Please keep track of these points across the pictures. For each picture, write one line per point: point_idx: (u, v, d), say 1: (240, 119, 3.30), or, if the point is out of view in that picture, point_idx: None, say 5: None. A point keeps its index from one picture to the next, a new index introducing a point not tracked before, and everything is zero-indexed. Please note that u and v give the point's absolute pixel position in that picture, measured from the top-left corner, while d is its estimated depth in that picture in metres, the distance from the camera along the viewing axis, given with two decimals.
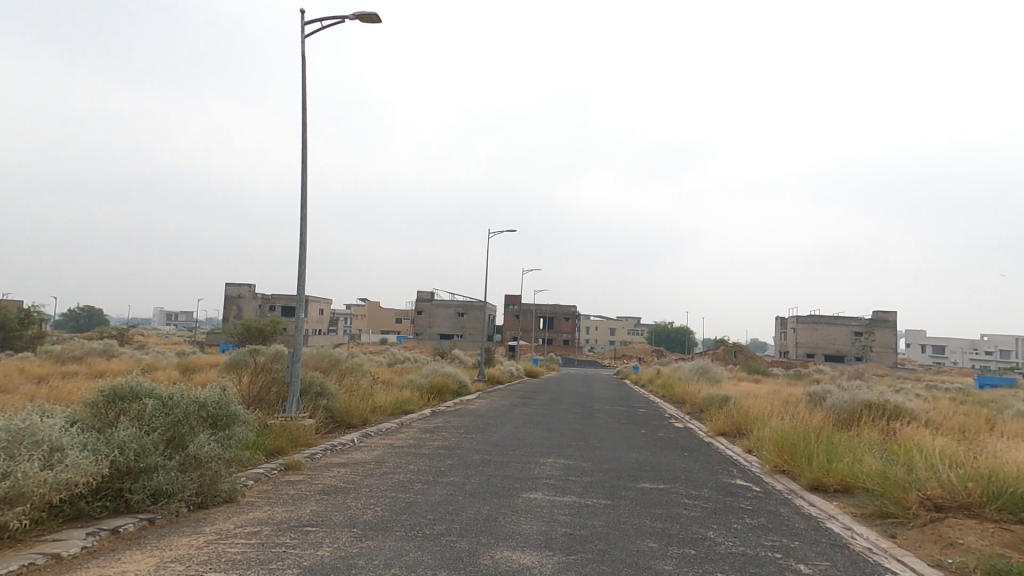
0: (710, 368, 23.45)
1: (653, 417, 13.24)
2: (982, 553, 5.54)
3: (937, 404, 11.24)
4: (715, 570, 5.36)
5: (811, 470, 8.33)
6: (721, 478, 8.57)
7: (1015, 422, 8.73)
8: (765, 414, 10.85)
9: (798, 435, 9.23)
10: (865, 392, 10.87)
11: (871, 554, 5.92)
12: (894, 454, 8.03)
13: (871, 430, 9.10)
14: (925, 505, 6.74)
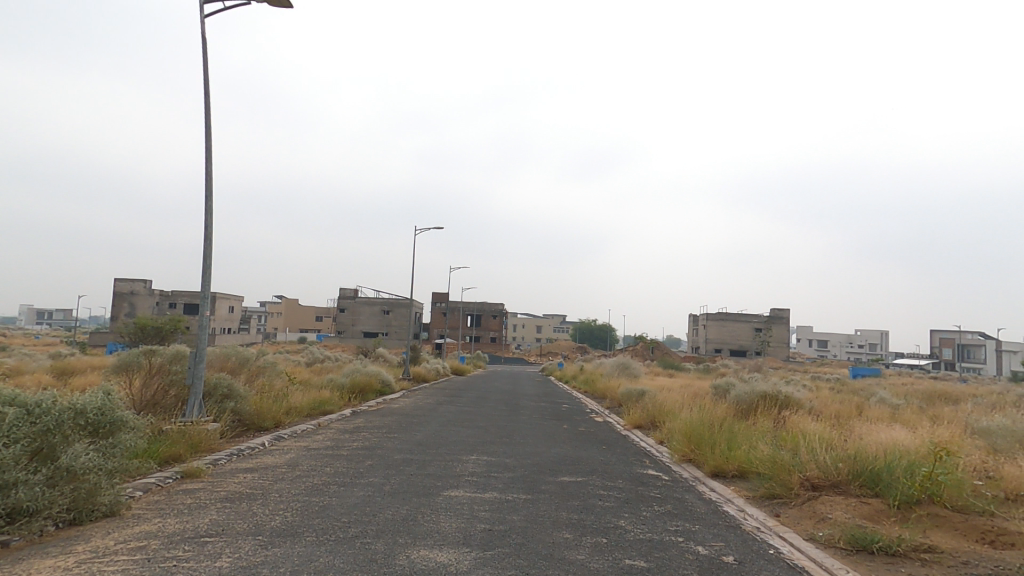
0: (630, 363, 24.66)
1: (575, 412, 13.72)
2: (846, 526, 6.30)
3: (821, 393, 12.56)
4: (624, 556, 5.69)
5: (714, 457, 9.02)
6: (634, 469, 9.06)
7: (879, 407, 10.00)
8: (676, 406, 11.59)
9: (703, 426, 9.97)
10: (762, 384, 11.93)
11: (759, 532, 6.52)
12: (782, 441, 8.89)
13: (765, 419, 10.01)
14: (805, 485, 7.54)
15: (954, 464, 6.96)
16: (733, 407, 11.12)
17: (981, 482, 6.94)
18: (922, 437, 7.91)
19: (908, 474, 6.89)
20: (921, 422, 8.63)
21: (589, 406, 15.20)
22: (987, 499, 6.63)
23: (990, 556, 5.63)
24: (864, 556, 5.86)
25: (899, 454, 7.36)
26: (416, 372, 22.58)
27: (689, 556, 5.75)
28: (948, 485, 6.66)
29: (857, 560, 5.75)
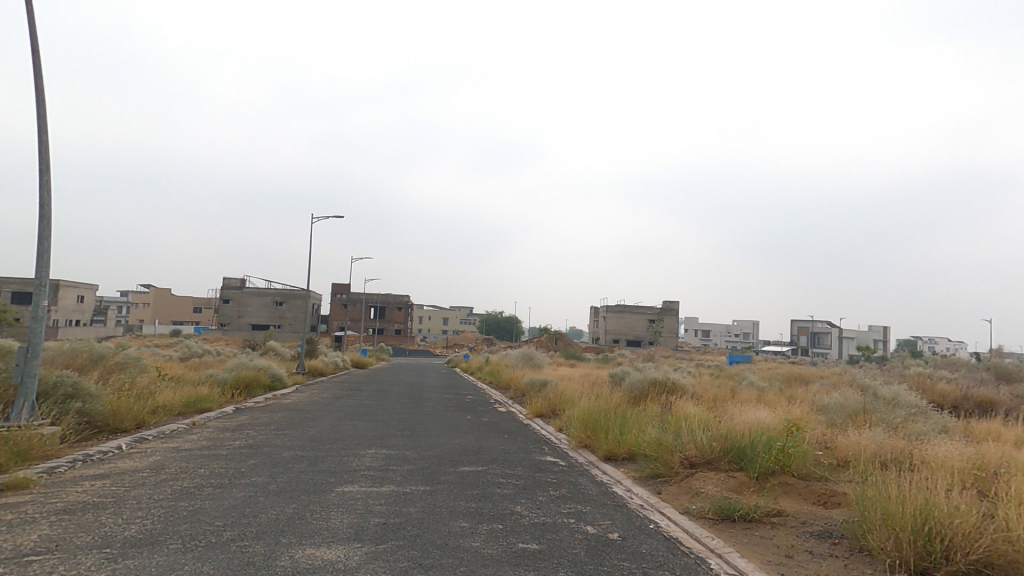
0: (536, 354, 25.37)
1: (478, 402, 13.87)
2: (715, 498, 6.98)
3: (702, 379, 13.79)
4: (517, 540, 5.85)
5: (607, 442, 9.54)
6: (533, 457, 9.35)
7: (748, 391, 11.17)
8: (575, 395, 12.11)
9: (599, 413, 10.49)
10: (653, 372, 12.83)
11: (642, 509, 7.02)
12: (667, 424, 9.62)
13: (654, 404, 10.77)
14: (684, 463, 8.23)
15: (801, 438, 7.98)
16: (626, 394, 11.85)
17: (821, 452, 8.04)
18: (778, 416, 8.97)
19: (766, 448, 7.77)
20: (779, 402, 9.78)
21: (494, 396, 15.44)
22: (824, 466, 7.68)
23: (823, 516, 6.57)
24: (727, 524, 6.53)
25: (760, 431, 8.28)
26: (313, 365, 21.52)
27: (578, 536, 6.05)
28: (796, 456, 7.63)
29: (721, 528, 6.40)
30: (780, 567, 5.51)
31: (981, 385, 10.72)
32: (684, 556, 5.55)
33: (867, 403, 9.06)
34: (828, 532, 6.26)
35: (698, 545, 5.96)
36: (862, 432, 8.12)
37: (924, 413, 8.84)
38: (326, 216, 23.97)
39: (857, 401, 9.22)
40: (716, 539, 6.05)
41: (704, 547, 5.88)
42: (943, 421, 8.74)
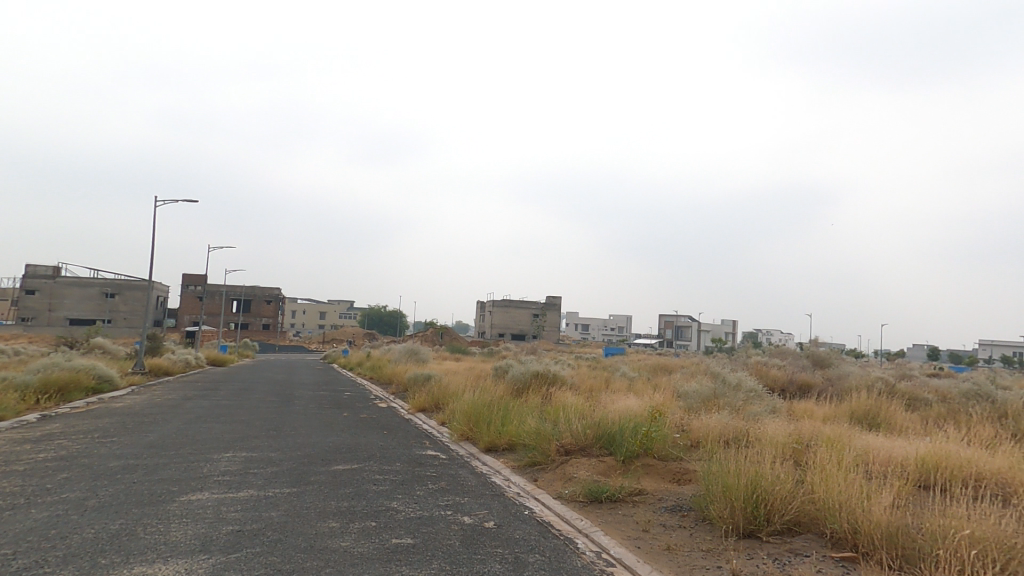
0: (419, 348, 24.88)
1: (356, 399, 13.21)
2: (585, 482, 7.24)
3: (580, 370, 14.49)
4: (389, 536, 4.91)
5: (488, 433, 9.50)
6: (413, 451, 9.01)
7: (620, 380, 11.97)
8: (459, 388, 12.02)
9: (482, 405, 10.42)
10: (535, 364, 13.18)
11: (518, 496, 6.77)
12: (546, 413, 9.75)
13: (535, 396, 11.02)
14: (560, 451, 8.48)
15: (662, 422, 8.67)
16: (510, 386, 12.00)
17: (678, 435, 8.79)
18: (644, 403, 9.66)
19: (633, 433, 8.25)
20: (645, 391, 10.56)
21: (374, 393, 14.81)
22: (680, 447, 8.41)
23: (676, 491, 7.21)
24: (595, 505, 6.83)
25: (628, 417, 8.80)
26: (155, 364, 19.07)
27: (454, 528, 5.22)
28: (657, 439, 8.23)
29: (590, 510, 6.67)
30: (638, 541, 5.94)
31: (802, 370, 12.60)
32: (554, 537, 5.58)
33: (717, 389, 10.16)
34: (679, 506, 6.90)
35: (567, 526, 6.07)
36: (712, 416, 9.05)
37: (759, 395, 10.13)
38: (173, 199, 21.24)
39: (709, 387, 10.29)
40: (585, 520, 6.26)
41: (574, 528, 6.04)
42: (772, 402, 10.10)
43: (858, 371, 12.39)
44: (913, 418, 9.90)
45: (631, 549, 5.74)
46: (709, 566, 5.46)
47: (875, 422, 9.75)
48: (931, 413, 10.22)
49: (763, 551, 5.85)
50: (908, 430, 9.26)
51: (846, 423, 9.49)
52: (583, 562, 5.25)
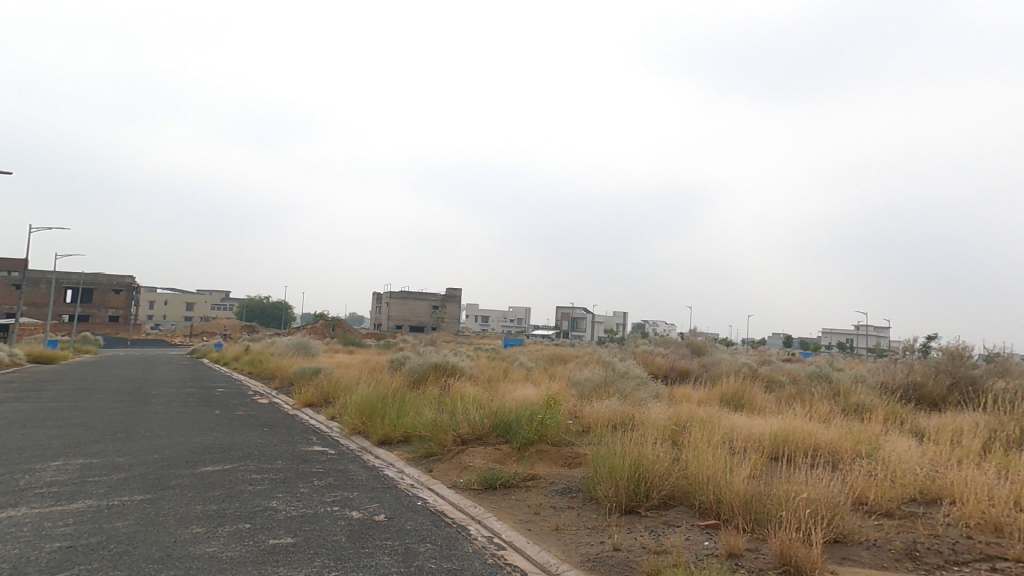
0: (310, 342, 23.41)
1: (231, 396, 12.19)
2: (480, 470, 7.32)
3: (479, 361, 14.61)
4: (264, 537, 4.62)
5: (382, 427, 9.18)
6: (297, 448, 8.50)
7: (518, 370, 12.27)
8: (352, 381, 11.57)
9: (376, 398, 10.09)
10: (434, 356, 13.07)
11: (412, 488, 6.70)
12: (443, 404, 9.66)
13: (433, 387, 10.92)
14: (456, 441, 8.42)
15: (556, 410, 9.02)
16: (406, 378, 11.78)
17: (571, 421, 9.18)
18: (541, 391, 9.98)
19: (528, 421, 8.50)
20: (542, 380, 10.92)
21: (256, 389, 13.76)
22: (572, 433, 8.79)
23: (567, 475, 7.57)
24: (489, 492, 6.94)
25: (525, 406, 9.05)
26: None
27: (341, 523, 5.04)
28: (551, 426, 8.54)
29: (484, 496, 6.77)
30: (529, 524, 6.17)
31: (682, 358, 13.80)
32: (447, 526, 5.60)
33: (607, 376, 10.80)
34: (569, 488, 7.27)
35: (460, 514, 6.13)
36: (602, 403, 9.61)
37: (644, 382, 10.95)
38: None
39: (600, 375, 10.91)
40: (478, 507, 6.36)
41: (467, 515, 6.11)
42: (656, 388, 10.97)
43: (728, 358, 13.83)
44: (769, 398, 11.30)
45: (522, 532, 5.95)
46: (593, 542, 5.85)
47: (740, 403, 10.99)
48: (784, 393, 11.74)
49: (641, 525, 6.39)
50: (765, 409, 10.57)
51: (716, 405, 10.57)
52: (474, 547, 5.35)
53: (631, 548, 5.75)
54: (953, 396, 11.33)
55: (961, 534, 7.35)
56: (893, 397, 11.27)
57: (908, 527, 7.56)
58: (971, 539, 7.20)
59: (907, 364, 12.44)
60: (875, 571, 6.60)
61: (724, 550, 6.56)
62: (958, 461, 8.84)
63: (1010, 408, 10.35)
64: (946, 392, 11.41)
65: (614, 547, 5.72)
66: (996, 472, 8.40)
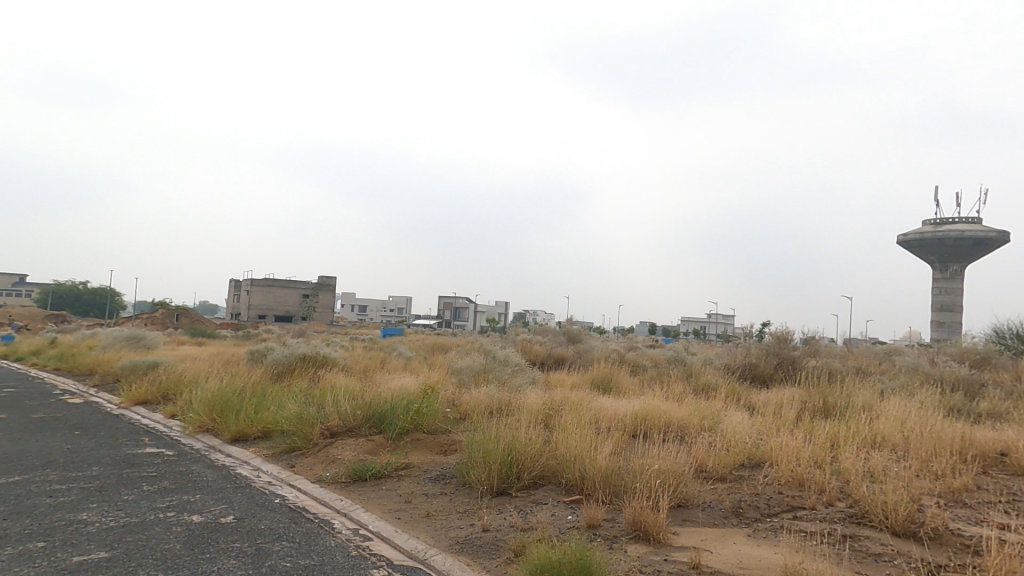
0: (145, 334, 21.05)
1: (31, 398, 10.43)
2: (349, 462, 7.10)
3: (354, 352, 14.06)
4: (69, 554, 4.08)
5: (237, 423, 8.45)
6: (122, 451, 7.54)
7: (396, 360, 12.06)
8: (200, 376, 10.53)
9: (231, 392, 9.28)
10: (302, 347, 12.36)
11: (269, 486, 6.32)
12: (311, 397, 9.15)
13: (301, 380, 10.32)
14: (324, 434, 8.03)
15: (433, 398, 9.04)
16: (269, 371, 10.97)
17: (448, 409, 9.21)
18: (418, 381, 9.90)
19: (404, 411, 8.42)
20: (421, 370, 10.84)
21: (72, 388, 11.94)
22: (448, 421, 8.79)
23: (441, 462, 7.62)
24: (358, 484, 6.77)
25: (400, 395, 8.93)
26: None
27: (176, 529, 4.62)
28: (428, 414, 8.52)
29: (352, 488, 6.59)
30: (398, 513, 6.14)
31: (559, 346, 14.58)
32: (307, 522, 5.39)
33: (487, 364, 11.07)
34: (443, 475, 7.34)
35: (324, 508, 5.94)
36: (481, 390, 9.82)
37: (522, 369, 11.39)
38: None
39: (480, 363, 11.13)
40: (344, 500, 6.19)
41: (331, 510, 5.92)
42: (532, 375, 11.45)
43: (600, 345, 14.88)
44: (634, 381, 12.40)
45: (391, 521, 5.92)
46: (463, 525, 6.01)
47: (608, 386, 11.91)
48: (647, 376, 12.94)
49: (511, 505, 6.69)
50: (630, 391, 11.57)
51: (587, 389, 11.34)
52: (337, 541, 5.22)
53: (499, 528, 6.01)
54: (778, 373, 13.32)
55: (774, 491, 8.74)
56: (733, 376, 12.97)
57: (736, 489, 8.80)
58: (781, 494, 8.62)
59: (745, 348, 14.38)
60: (708, 528, 7.61)
61: (584, 522, 7.12)
62: (778, 429, 10.45)
63: (819, 382, 12.45)
64: (773, 370, 13.38)
65: (483, 529, 5.94)
66: (804, 438, 10.11)
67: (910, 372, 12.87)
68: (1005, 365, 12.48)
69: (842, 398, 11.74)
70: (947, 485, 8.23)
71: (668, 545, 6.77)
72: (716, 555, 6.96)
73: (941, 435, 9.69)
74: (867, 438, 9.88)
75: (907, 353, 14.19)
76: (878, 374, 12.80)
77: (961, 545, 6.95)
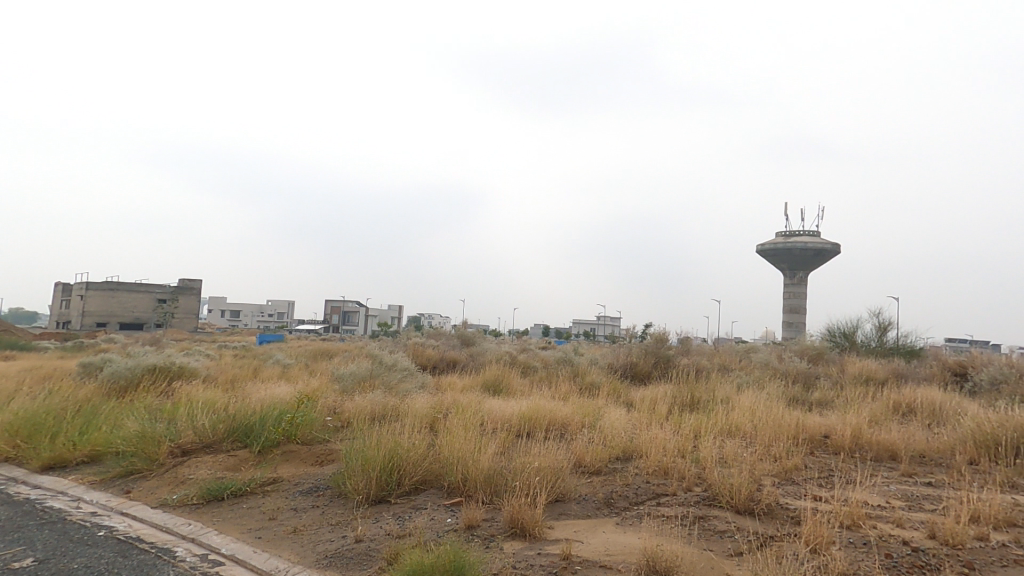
0: None
1: None
2: (202, 482, 6.61)
3: (220, 362, 13.05)
4: None
5: (52, 448, 7.46)
6: None
7: (269, 368, 11.41)
8: (7, 397, 9.15)
9: (52, 412, 8.19)
10: (152, 358, 11.26)
11: (91, 517, 5.70)
12: (161, 412, 8.35)
13: (149, 394, 9.37)
14: (174, 453, 7.38)
15: (310, 407, 8.68)
16: (107, 386, 9.82)
17: (328, 417, 8.91)
18: (294, 389, 9.45)
19: (275, 422, 8.01)
20: (299, 378, 10.35)
21: None
22: (327, 429, 8.51)
23: (315, 473, 7.32)
24: (213, 505, 6.31)
25: (271, 406, 8.48)
26: None
27: None
28: (302, 424, 8.18)
29: (204, 511, 6.14)
30: (260, 531, 5.82)
31: (452, 349, 14.68)
32: (139, 554, 4.95)
33: (373, 369, 10.86)
34: (316, 486, 7.07)
35: (166, 535, 5.49)
36: (365, 396, 9.60)
37: (411, 373, 11.32)
38: None
39: (366, 369, 10.86)
40: (192, 524, 5.76)
41: (174, 536, 5.47)
42: (422, 379, 11.41)
43: (492, 347, 15.19)
44: (524, 381, 12.83)
45: (249, 541, 5.59)
46: (334, 538, 5.84)
47: (498, 388, 12.20)
48: (537, 376, 13.45)
49: (389, 512, 6.64)
50: (519, 392, 11.95)
51: (477, 391, 11.55)
52: (178, 570, 4.84)
53: (374, 537, 5.93)
54: (655, 370, 14.48)
55: (643, 480, 9.51)
56: (615, 375, 13.90)
57: (609, 481, 9.43)
58: (649, 483, 9.39)
59: (627, 348, 15.48)
60: (580, 520, 8.08)
61: (463, 524, 7.24)
62: (650, 423, 11.37)
63: (687, 378, 13.73)
64: (650, 368, 14.52)
65: (355, 540, 5.82)
66: (671, 430, 11.10)
67: (763, 367, 14.68)
68: (834, 359, 14.70)
69: (707, 392, 13.07)
70: (782, 465, 9.49)
71: (543, 539, 7.10)
72: (586, 544, 7.42)
73: (781, 422, 11.15)
74: (723, 427, 11.09)
75: (761, 350, 16.17)
76: (737, 370, 14.42)
77: (787, 517, 8.05)
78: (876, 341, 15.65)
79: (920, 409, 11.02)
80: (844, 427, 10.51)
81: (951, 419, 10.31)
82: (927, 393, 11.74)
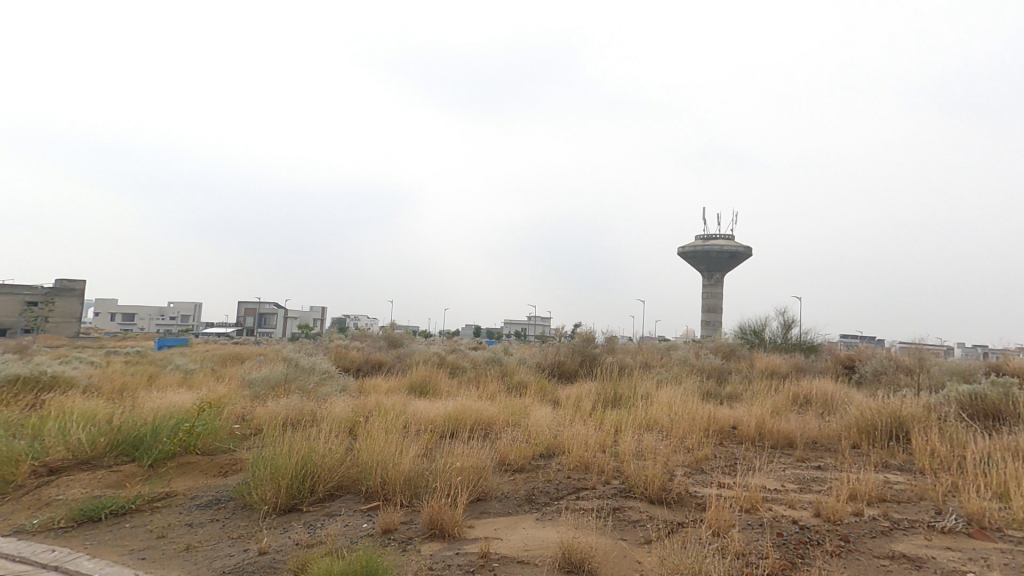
0: None
1: None
2: (74, 502, 6.06)
3: (107, 370, 11.99)
4: None
5: None
6: None
7: (167, 375, 10.64)
8: None
9: None
10: (19, 367, 10.14)
11: None
12: (25, 428, 7.54)
13: (16, 408, 8.45)
14: (41, 472, 6.71)
15: (212, 415, 8.20)
16: None
17: (236, 426, 8.46)
18: (196, 397, 8.88)
19: (170, 432, 7.49)
20: (203, 384, 9.72)
21: None
22: (233, 438, 8.08)
23: (216, 484, 6.93)
24: (88, 526, 5.80)
25: (166, 415, 7.93)
26: None
27: None
28: (203, 434, 7.71)
29: (75, 533, 5.63)
30: (145, 551, 5.42)
31: (377, 351, 14.37)
32: None
33: (289, 372, 10.42)
34: (217, 499, 6.69)
35: (22, 566, 4.98)
36: (278, 401, 9.20)
37: (331, 376, 10.97)
38: None
39: (280, 372, 10.39)
40: (56, 550, 5.27)
41: (33, 566, 4.98)
42: (343, 382, 11.08)
43: (419, 348, 15.02)
44: (451, 382, 12.79)
45: (131, 563, 5.19)
46: (234, 552, 5.54)
47: (424, 389, 12.08)
48: (465, 377, 13.45)
49: (300, 521, 6.39)
50: (445, 392, 11.88)
51: (402, 393, 11.39)
52: None
53: (280, 548, 5.69)
54: (582, 368, 14.89)
55: (564, 475, 9.76)
56: (543, 374, 14.16)
57: (532, 477, 9.59)
58: (569, 478, 9.64)
59: (555, 347, 15.83)
60: (501, 518, 8.16)
61: (380, 528, 7.09)
62: (574, 420, 11.69)
63: (610, 375, 14.24)
64: (577, 366, 14.92)
65: (259, 552, 5.55)
66: (594, 426, 11.46)
67: (681, 363, 15.50)
68: (745, 355, 15.78)
69: (629, 388, 13.61)
70: (694, 456, 10.06)
71: (462, 538, 7.10)
72: (504, 541, 7.50)
73: (695, 415, 11.82)
74: (642, 421, 11.59)
75: (680, 347, 17.06)
76: (657, 366, 15.13)
77: (695, 504, 8.53)
78: (783, 337, 16.96)
79: (814, 400, 12.06)
80: (750, 418, 11.30)
81: (840, 408, 11.36)
82: (821, 385, 12.87)
